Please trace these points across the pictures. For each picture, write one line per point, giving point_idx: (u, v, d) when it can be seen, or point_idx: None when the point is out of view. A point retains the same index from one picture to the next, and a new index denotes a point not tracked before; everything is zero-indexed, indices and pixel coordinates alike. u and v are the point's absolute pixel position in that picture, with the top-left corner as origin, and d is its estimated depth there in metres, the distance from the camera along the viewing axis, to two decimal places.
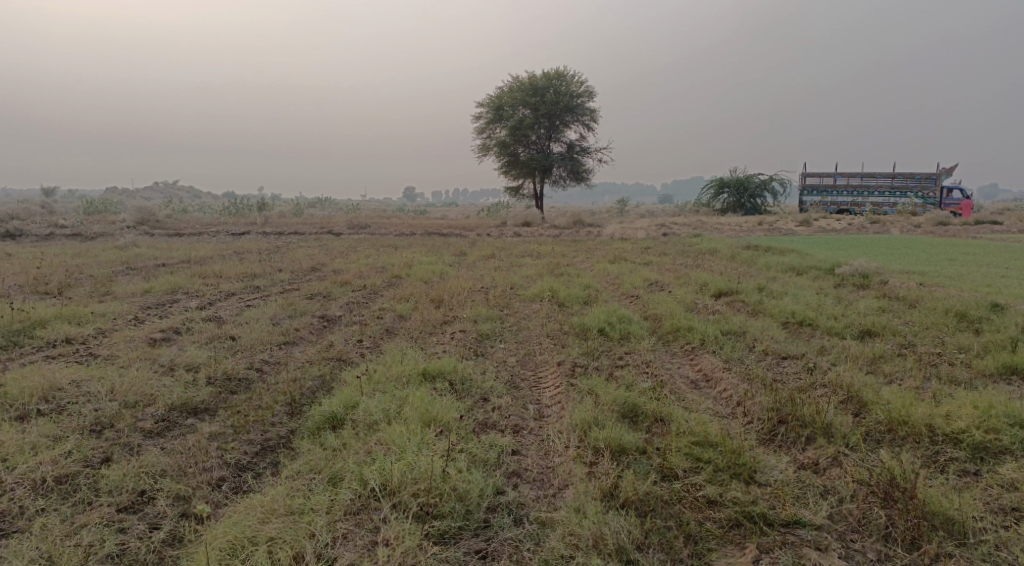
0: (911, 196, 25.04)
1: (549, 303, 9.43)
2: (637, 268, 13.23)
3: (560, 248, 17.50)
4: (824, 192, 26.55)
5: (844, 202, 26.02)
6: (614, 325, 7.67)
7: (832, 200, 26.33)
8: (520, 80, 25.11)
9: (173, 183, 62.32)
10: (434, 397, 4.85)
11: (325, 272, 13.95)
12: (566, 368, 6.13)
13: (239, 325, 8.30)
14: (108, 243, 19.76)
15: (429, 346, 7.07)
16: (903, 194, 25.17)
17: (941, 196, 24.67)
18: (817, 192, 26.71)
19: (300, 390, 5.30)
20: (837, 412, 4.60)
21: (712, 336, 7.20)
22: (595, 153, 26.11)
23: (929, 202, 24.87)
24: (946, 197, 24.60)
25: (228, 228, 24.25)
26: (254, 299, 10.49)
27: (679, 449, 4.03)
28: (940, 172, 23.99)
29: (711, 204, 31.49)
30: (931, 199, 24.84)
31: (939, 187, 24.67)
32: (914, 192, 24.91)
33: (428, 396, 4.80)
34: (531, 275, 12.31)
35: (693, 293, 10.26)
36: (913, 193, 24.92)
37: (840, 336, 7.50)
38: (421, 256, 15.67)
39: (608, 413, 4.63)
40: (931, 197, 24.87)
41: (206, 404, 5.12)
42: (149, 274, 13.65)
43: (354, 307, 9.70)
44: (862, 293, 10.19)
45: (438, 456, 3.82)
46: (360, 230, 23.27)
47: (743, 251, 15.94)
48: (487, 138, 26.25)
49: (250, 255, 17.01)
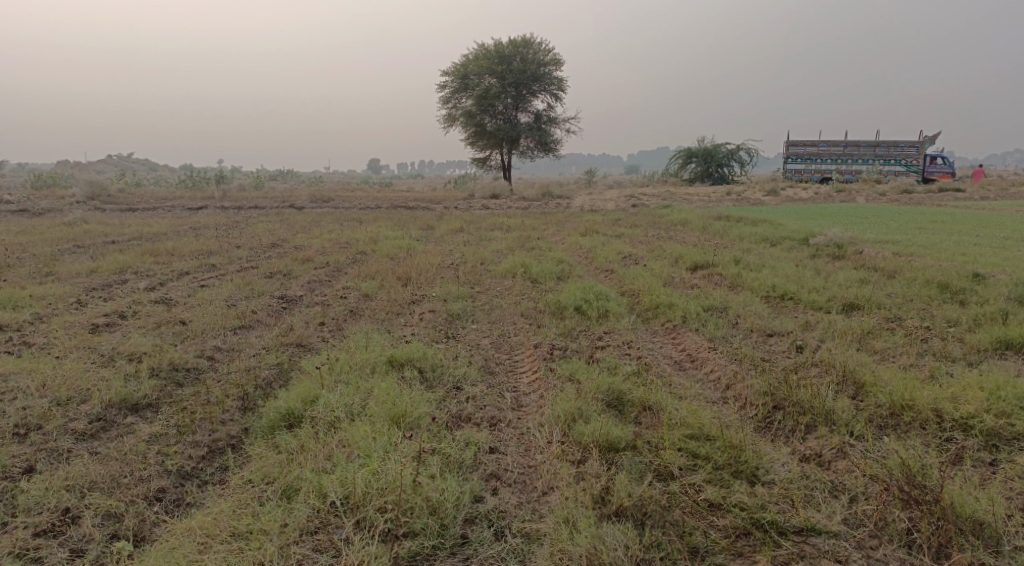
0: (894, 164, 25.17)
1: (521, 279, 9.04)
2: (609, 240, 12.92)
3: (530, 220, 17.09)
4: (808, 160, 26.16)
5: (828, 169, 25.87)
6: (591, 303, 7.30)
7: (816, 168, 25.99)
8: (486, 48, 24.34)
9: (127, 157, 60.02)
10: (401, 388, 4.42)
11: (285, 249, 13.31)
12: (543, 351, 5.75)
13: (191, 308, 7.72)
14: (54, 219, 18.72)
15: (396, 328, 6.62)
16: (887, 161, 25.29)
17: (924, 166, 24.76)
18: (801, 161, 26.24)
19: (255, 382, 4.83)
20: (837, 397, 4.32)
21: (694, 312, 6.88)
22: (563, 123, 25.58)
23: (911, 170, 24.99)
24: (929, 164, 24.86)
25: (185, 202, 23.24)
26: (210, 278, 9.86)
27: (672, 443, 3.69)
28: (922, 139, 24.22)
29: (679, 173, 31.28)
30: (914, 167, 24.91)
31: (922, 156, 24.76)
32: (898, 160, 25.03)
33: (395, 387, 4.37)
34: (502, 249, 11.89)
35: (669, 266, 9.97)
36: (896, 160, 25.02)
37: (824, 309, 7.25)
38: (387, 230, 15.13)
39: (592, 403, 4.27)
40: (914, 166, 25.08)
41: (148, 398, 4.63)
42: (97, 252, 12.86)
43: (316, 286, 9.17)
44: (840, 264, 10.00)
45: (408, 462, 3.43)
46: (323, 203, 22.51)
47: (714, 222, 15.72)
48: (453, 108, 25.51)
49: (207, 231, 16.23)
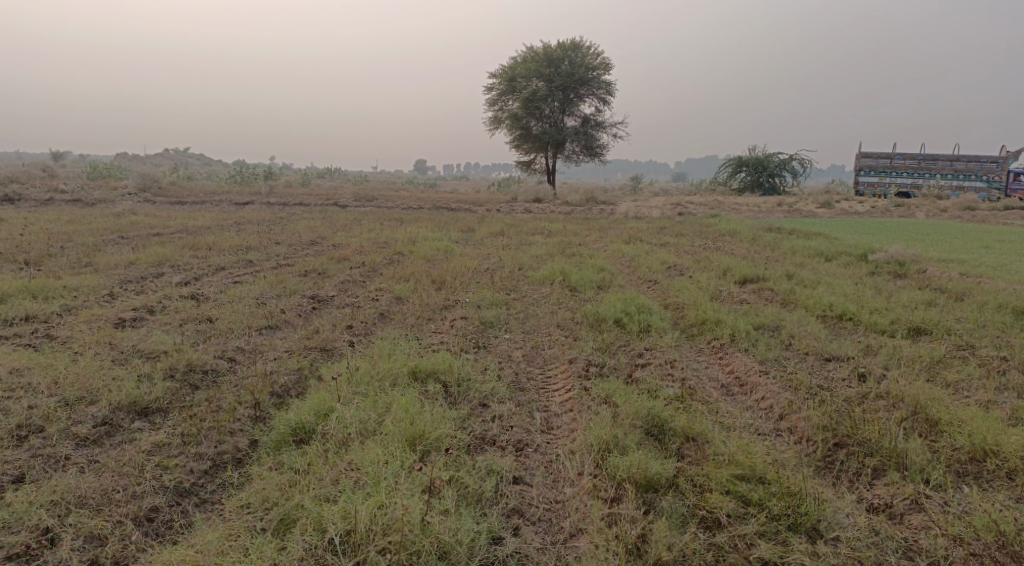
0: (975, 180, 23.89)
1: (560, 287, 8.66)
2: (653, 249, 12.46)
3: (572, 225, 16.69)
4: (882, 173, 25.02)
5: (903, 183, 24.65)
6: (632, 316, 6.87)
7: (891, 181, 24.81)
8: (535, 50, 24.04)
9: (183, 152, 61.66)
10: (423, 404, 4.10)
11: (324, 247, 13.20)
12: (578, 368, 5.35)
13: (220, 305, 7.56)
14: (105, 209, 19.11)
15: (424, 335, 6.31)
16: (967, 176, 24.04)
17: (1007, 182, 23.48)
18: (874, 174, 25.08)
19: (270, 388, 4.57)
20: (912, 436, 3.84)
21: (743, 330, 6.39)
22: (610, 128, 25.10)
23: (993, 186, 23.77)
24: (1012, 181, 23.61)
25: (232, 197, 23.53)
26: (244, 274, 9.74)
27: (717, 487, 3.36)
28: (1006, 153, 23.01)
29: (728, 183, 30.44)
30: (997, 183, 23.64)
31: (1006, 171, 23.51)
32: (979, 176, 23.78)
33: (415, 403, 4.05)
34: (541, 254, 11.53)
35: (717, 278, 9.47)
36: (978, 176, 23.77)
37: (886, 333, 6.68)
38: (427, 231, 14.94)
39: (629, 431, 3.88)
40: (996, 182, 23.83)
41: (158, 403, 4.43)
42: (140, 244, 12.95)
43: (349, 287, 8.95)
44: (901, 283, 9.36)
45: (419, 498, 3.18)
46: (366, 202, 22.49)
47: (765, 233, 15.08)
48: (499, 110, 25.29)
49: (250, 226, 16.28)
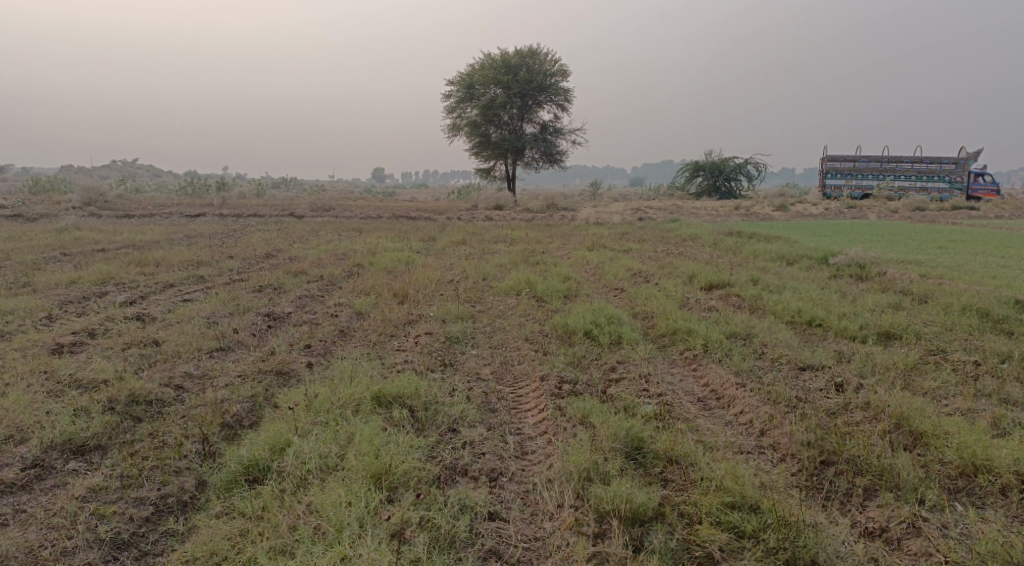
0: (937, 181, 24.35)
1: (526, 298, 8.44)
2: (617, 256, 12.35)
3: (535, 233, 16.52)
4: (849, 175, 25.46)
5: (869, 185, 25.06)
6: (603, 327, 6.68)
7: (857, 184, 25.25)
8: (492, 57, 23.89)
9: (132, 163, 59.82)
10: (390, 433, 3.85)
11: (280, 260, 12.75)
12: (551, 386, 5.12)
13: (168, 326, 7.12)
14: (47, 224, 18.25)
15: (387, 354, 6.01)
16: (930, 177, 24.55)
17: (969, 182, 23.90)
18: (841, 177, 25.54)
19: (221, 419, 4.22)
20: (893, 453, 3.80)
21: (716, 339, 6.25)
22: (569, 134, 25.08)
23: (955, 187, 24.21)
24: (973, 181, 24.09)
25: (183, 209, 22.76)
26: (195, 292, 9.27)
27: (701, 524, 3.27)
28: (966, 154, 23.51)
29: (686, 187, 30.72)
30: (958, 184, 24.09)
31: (967, 172, 23.97)
32: (941, 177, 24.22)
33: (381, 432, 3.79)
34: (505, 263, 11.30)
35: (683, 285, 9.37)
36: (940, 177, 24.22)
37: (856, 339, 6.63)
38: (387, 241, 14.58)
39: (608, 458, 3.69)
40: (958, 183, 24.26)
41: (94, 440, 4.03)
42: (83, 261, 12.30)
43: (307, 302, 8.57)
44: (863, 286, 9.39)
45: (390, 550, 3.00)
46: (324, 212, 21.98)
47: (726, 237, 15.13)
48: (457, 118, 25.04)
49: (201, 240, 15.69)
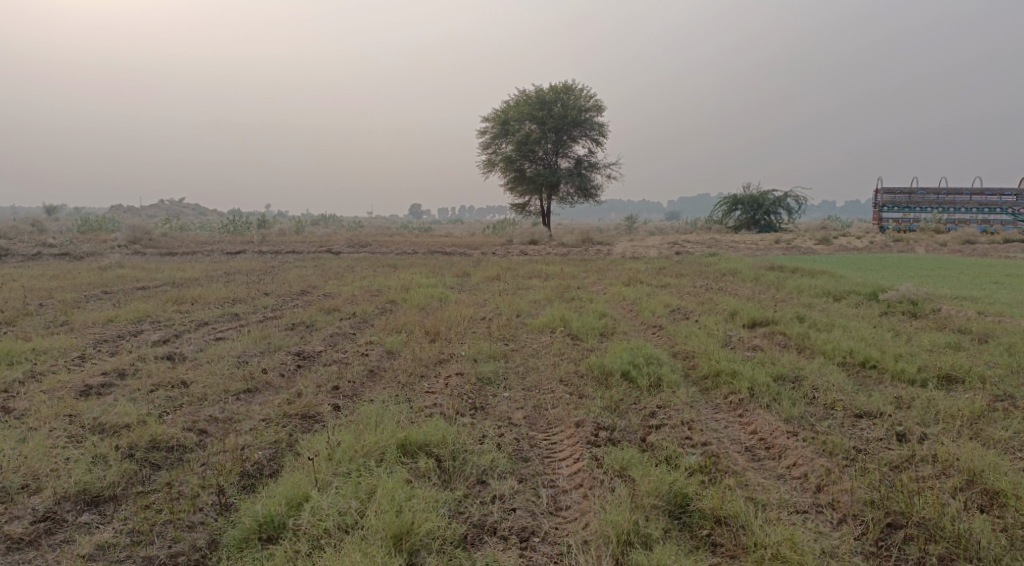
0: (1000, 213, 23.75)
1: (561, 336, 8.19)
2: (655, 291, 12.03)
3: (570, 268, 16.29)
4: (906, 209, 24.64)
5: (928, 218, 24.22)
6: (641, 367, 6.38)
7: (915, 217, 24.39)
8: (527, 94, 24.02)
9: (178, 202, 61.69)
10: (416, 487, 3.63)
11: (314, 297, 12.74)
12: (587, 432, 4.83)
13: (197, 366, 7.03)
14: (93, 262, 18.70)
15: (416, 396, 5.80)
16: (991, 211, 23.97)
17: None
18: (898, 210, 24.63)
19: (240, 468, 4.05)
20: (967, 517, 3.44)
21: (762, 382, 5.89)
22: (604, 169, 24.96)
23: (1019, 220, 23.56)
24: None
25: (223, 246, 23.16)
26: (228, 330, 9.24)
27: None
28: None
29: (724, 221, 30.24)
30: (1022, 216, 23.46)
31: None
32: (1004, 209, 23.65)
33: (406, 487, 3.58)
34: (539, 299, 11.08)
35: (724, 322, 9.02)
36: (1003, 209, 23.64)
37: (914, 382, 6.20)
38: (421, 277, 14.52)
39: (649, 520, 3.42)
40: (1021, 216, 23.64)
41: (109, 489, 3.90)
42: (123, 298, 12.45)
43: (338, 341, 8.45)
44: (916, 324, 8.92)
45: None
46: (360, 248, 22.14)
47: (767, 272, 14.70)
48: (492, 154, 25.15)
49: (239, 276, 15.85)
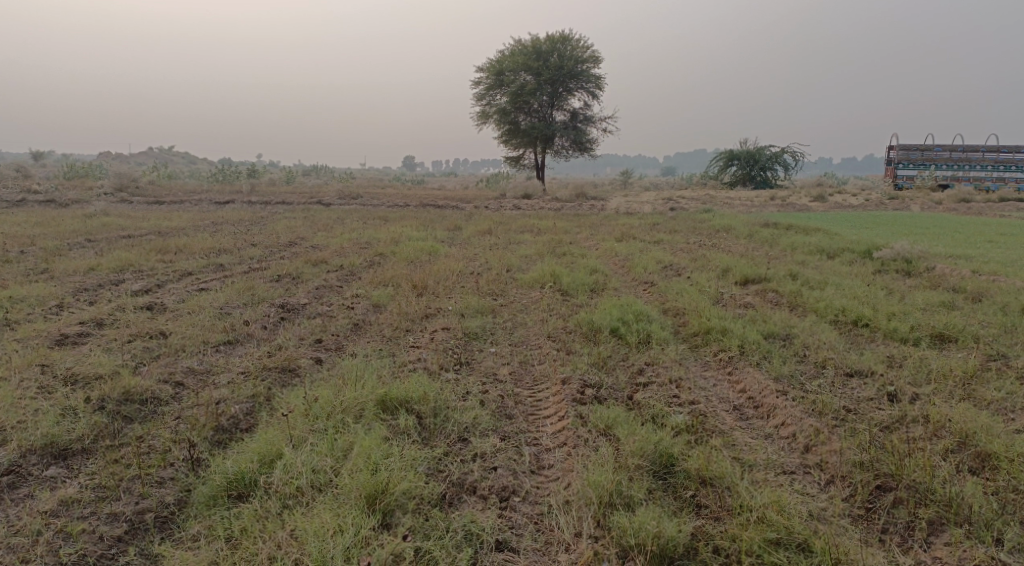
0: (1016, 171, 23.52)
1: (550, 292, 8.05)
2: (647, 247, 11.87)
3: (562, 222, 16.07)
4: (920, 166, 24.30)
5: (944, 175, 23.81)
6: (631, 324, 6.26)
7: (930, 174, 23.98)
8: (523, 44, 23.38)
9: (168, 149, 60.63)
10: (395, 446, 3.53)
11: (302, 248, 12.52)
12: (574, 389, 4.73)
13: (177, 317, 6.87)
14: (77, 210, 18.34)
15: (400, 351, 5.67)
16: (1007, 168, 23.72)
17: None
18: (913, 167, 24.33)
19: (214, 422, 3.93)
20: (957, 481, 3.38)
21: (753, 340, 5.78)
22: (600, 122, 24.50)
23: None
24: None
25: (212, 195, 22.76)
26: (212, 280, 9.06)
27: None
28: None
29: (719, 177, 29.89)
30: None
31: None
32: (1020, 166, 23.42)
33: (384, 446, 3.48)
34: (530, 254, 10.90)
35: (716, 279, 8.89)
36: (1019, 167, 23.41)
37: (907, 342, 6.10)
38: (412, 230, 14.28)
39: (632, 481, 3.33)
40: None
41: (78, 442, 3.77)
42: (107, 247, 12.21)
43: (324, 293, 8.28)
44: (910, 282, 8.80)
45: None
46: (351, 200, 21.80)
47: (761, 228, 14.54)
48: (486, 105, 24.61)
49: (227, 226, 15.56)
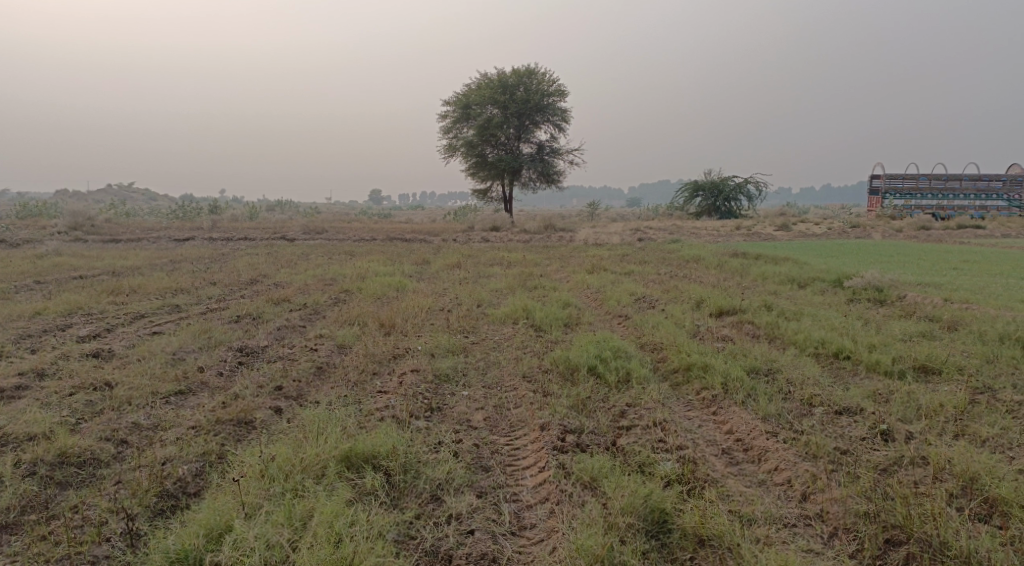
0: (996, 199, 24.23)
1: (523, 328, 7.78)
2: (619, 279, 11.73)
3: (532, 255, 15.90)
4: (906, 195, 24.73)
5: (929, 205, 24.33)
6: (609, 362, 6.00)
7: (916, 203, 24.42)
8: (488, 77, 23.46)
9: (127, 185, 59.31)
10: (363, 515, 3.21)
11: (264, 286, 12.08)
12: (554, 436, 4.43)
13: (126, 365, 6.41)
14: (27, 250, 17.57)
15: (367, 397, 5.32)
16: (987, 196, 24.39)
17: None
18: (900, 196, 24.74)
19: (158, 487, 3.54)
20: (964, 533, 3.19)
21: (736, 376, 5.57)
22: (566, 154, 24.59)
23: (1013, 205, 24.18)
24: None
25: (172, 232, 22.09)
26: (167, 323, 8.59)
27: None
28: None
29: (685, 208, 30.19)
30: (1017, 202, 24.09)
31: None
32: (1000, 195, 24.15)
33: (351, 516, 3.17)
34: (501, 288, 10.65)
35: (691, 311, 8.73)
36: (999, 196, 24.14)
37: (891, 374, 5.95)
38: (379, 265, 13.95)
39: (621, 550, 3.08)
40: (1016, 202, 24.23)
41: (1, 516, 3.35)
42: (56, 288, 11.60)
43: (286, 334, 7.89)
44: (884, 311, 8.75)
45: None
46: (317, 235, 21.39)
47: (731, 258, 14.54)
48: (453, 138, 24.54)
49: (186, 265, 15.02)
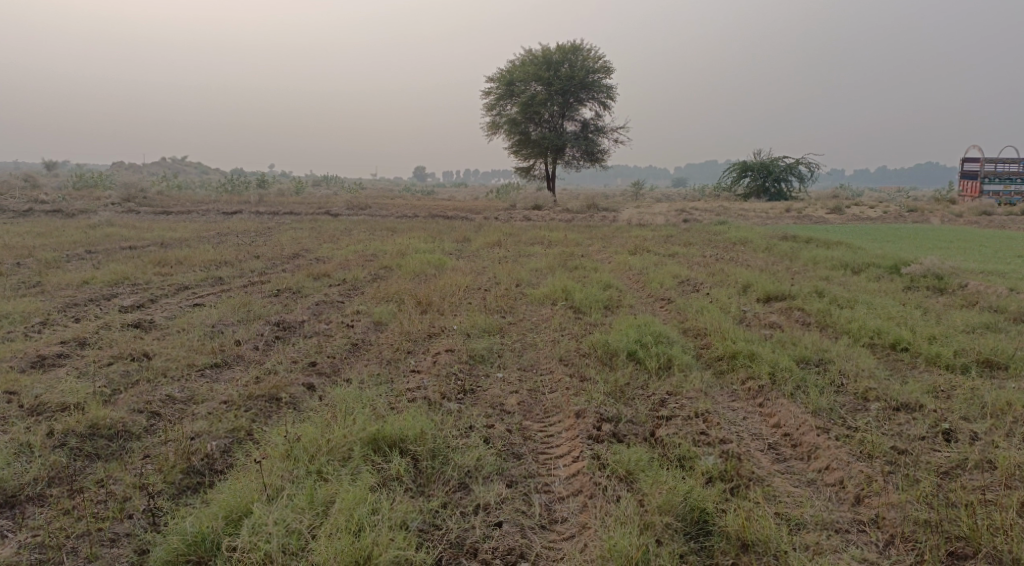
0: None
1: (562, 309, 7.59)
2: (662, 261, 11.40)
3: (573, 234, 15.64)
4: (1007, 180, 22.95)
5: None
6: (650, 347, 5.77)
7: (1017, 189, 22.66)
8: (533, 54, 23.05)
9: (179, 159, 60.71)
10: (386, 505, 3.12)
11: (305, 260, 12.13)
12: (590, 424, 4.25)
13: (165, 337, 6.44)
14: (82, 221, 18.06)
15: (399, 377, 5.21)
16: None
17: None
18: (1000, 181, 22.97)
19: (184, 464, 3.50)
20: None
21: (784, 366, 5.29)
22: (611, 133, 24.07)
23: None
24: None
25: (220, 206, 22.47)
26: (208, 295, 8.64)
27: None
28: None
29: (733, 188, 29.37)
30: None
31: None
32: None
33: (373, 506, 3.09)
34: (541, 268, 10.45)
35: (736, 296, 8.40)
36: None
37: (953, 369, 5.58)
38: (419, 242, 13.88)
39: (655, 553, 2.93)
40: None
41: (29, 488, 3.34)
42: (105, 259, 11.85)
43: (323, 310, 7.86)
44: (943, 300, 8.27)
45: None
46: (360, 211, 21.46)
47: (780, 241, 14.01)
48: (497, 115, 24.24)
49: (231, 238, 15.21)
